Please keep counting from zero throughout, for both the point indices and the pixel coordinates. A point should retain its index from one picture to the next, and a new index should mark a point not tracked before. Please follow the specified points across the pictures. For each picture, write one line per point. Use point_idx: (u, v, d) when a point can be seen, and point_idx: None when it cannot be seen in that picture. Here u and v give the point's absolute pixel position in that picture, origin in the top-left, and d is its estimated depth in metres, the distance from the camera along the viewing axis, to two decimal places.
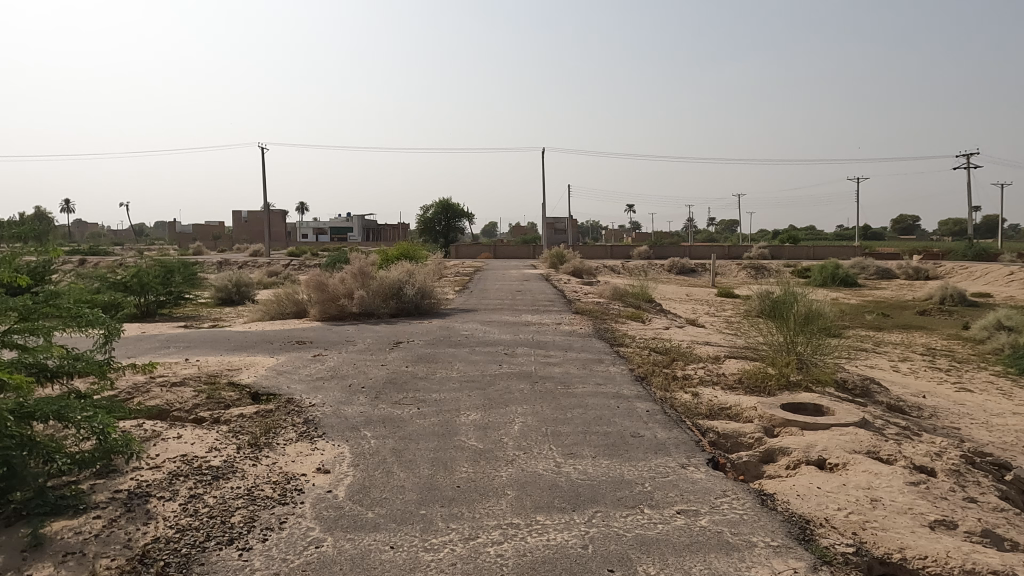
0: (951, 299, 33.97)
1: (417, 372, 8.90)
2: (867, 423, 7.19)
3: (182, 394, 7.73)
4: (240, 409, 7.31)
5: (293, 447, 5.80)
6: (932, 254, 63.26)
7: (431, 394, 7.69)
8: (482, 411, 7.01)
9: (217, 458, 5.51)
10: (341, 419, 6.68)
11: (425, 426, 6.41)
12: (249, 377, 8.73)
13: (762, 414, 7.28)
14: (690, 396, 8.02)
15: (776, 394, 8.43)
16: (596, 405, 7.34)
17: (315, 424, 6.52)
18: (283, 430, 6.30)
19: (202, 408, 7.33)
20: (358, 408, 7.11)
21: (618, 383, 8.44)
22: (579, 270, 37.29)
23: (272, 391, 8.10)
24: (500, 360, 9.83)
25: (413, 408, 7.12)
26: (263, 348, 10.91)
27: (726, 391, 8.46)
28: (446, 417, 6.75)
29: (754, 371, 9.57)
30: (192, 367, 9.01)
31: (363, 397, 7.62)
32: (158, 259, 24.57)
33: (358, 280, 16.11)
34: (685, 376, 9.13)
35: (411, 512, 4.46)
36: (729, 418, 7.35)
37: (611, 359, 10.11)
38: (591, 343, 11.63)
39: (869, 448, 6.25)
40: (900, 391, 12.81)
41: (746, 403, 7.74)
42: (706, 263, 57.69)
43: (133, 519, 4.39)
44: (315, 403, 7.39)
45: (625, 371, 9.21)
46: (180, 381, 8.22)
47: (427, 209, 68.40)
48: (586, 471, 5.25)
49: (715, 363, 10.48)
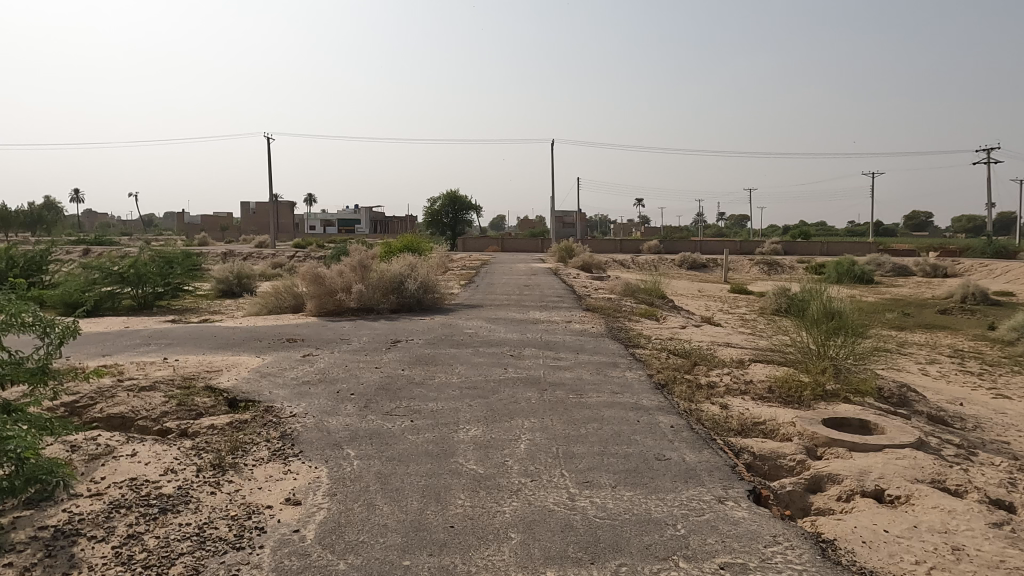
0: (972, 298, 32.87)
1: (414, 377, 8.05)
2: (924, 444, 6.28)
3: (150, 401, 6.94)
4: (212, 419, 6.49)
5: (262, 470, 4.98)
6: (950, 250, 61.68)
7: (427, 404, 6.85)
8: (483, 425, 6.16)
9: (171, 483, 4.69)
10: (323, 434, 5.85)
11: (417, 445, 5.56)
12: (228, 380, 7.92)
13: (802, 431, 6.40)
14: (717, 408, 7.15)
15: (813, 406, 7.55)
16: (612, 419, 6.47)
17: (291, 439, 5.69)
18: (253, 447, 5.47)
19: (170, 418, 6.53)
20: (342, 421, 6.27)
21: (635, 392, 7.57)
22: (587, 265, 36.53)
23: (251, 397, 7.29)
24: (505, 363, 8.98)
25: (406, 420, 6.29)
26: (251, 347, 10.14)
27: (758, 401, 7.58)
28: (442, 433, 5.91)
29: (784, 377, 8.67)
30: (167, 368, 8.21)
31: (350, 406, 6.79)
32: (158, 250, 24.23)
33: (357, 273, 15.31)
34: (710, 384, 8.24)
35: (391, 563, 3.62)
36: (764, 435, 6.47)
37: (627, 363, 9.24)
38: (604, 344, 10.77)
39: (933, 477, 5.36)
40: (936, 398, 11.90)
41: (783, 417, 6.86)
42: (718, 258, 56.62)
43: (52, 568, 3.56)
44: (297, 412, 6.57)
45: (643, 378, 8.34)
46: (152, 384, 7.44)
47: (435, 201, 67.71)
48: (605, 507, 4.39)
49: (740, 368, 9.59)
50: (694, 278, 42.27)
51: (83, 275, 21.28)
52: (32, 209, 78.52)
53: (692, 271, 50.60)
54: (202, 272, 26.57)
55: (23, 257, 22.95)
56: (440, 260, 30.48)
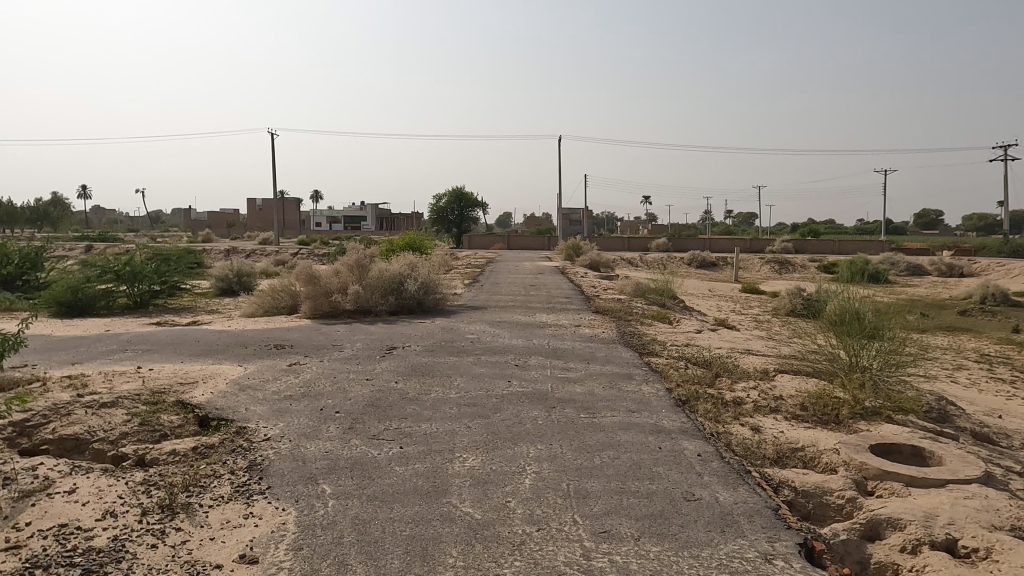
0: (992, 299, 31.85)
1: (408, 392, 7.26)
2: (992, 478, 5.45)
3: (110, 419, 6.18)
4: (176, 442, 5.73)
5: (219, 514, 4.21)
6: (965, 249, 60.35)
7: (420, 425, 6.06)
8: (482, 453, 5.37)
9: (105, 533, 3.91)
10: (298, 464, 5.07)
11: (405, 480, 4.76)
12: (202, 394, 7.17)
13: (848, 461, 5.59)
14: (748, 430, 6.33)
15: (853, 427, 6.74)
16: (631, 445, 5.67)
17: (261, 471, 4.92)
18: (214, 481, 4.70)
19: (129, 441, 5.76)
20: (322, 447, 5.50)
21: (654, 411, 6.75)
22: (595, 263, 35.62)
23: (224, 415, 6.52)
24: (508, 374, 8.19)
25: (395, 446, 5.50)
26: (234, 354, 9.39)
27: (791, 422, 6.77)
28: (434, 463, 5.11)
29: (817, 392, 7.83)
30: (136, 380, 7.46)
31: (333, 427, 6.01)
32: (154, 248, 23.49)
33: (354, 273, 14.54)
34: (737, 401, 7.42)
35: None
36: (803, 465, 5.66)
37: (642, 375, 8.42)
38: (617, 352, 9.96)
39: (1013, 522, 4.54)
40: (974, 410, 10.99)
41: (823, 443, 6.03)
42: (728, 257, 55.52)
43: None
44: (271, 436, 5.79)
45: (662, 393, 7.52)
46: (114, 399, 6.67)
47: (439, 198, 66.85)
48: (628, 569, 3.59)
49: (766, 380, 8.75)
50: (705, 278, 41.23)
51: (78, 272, 20.58)
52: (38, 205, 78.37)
53: (702, 269, 49.65)
54: (200, 270, 25.86)
55: (18, 253, 22.29)
56: (444, 258, 29.62)
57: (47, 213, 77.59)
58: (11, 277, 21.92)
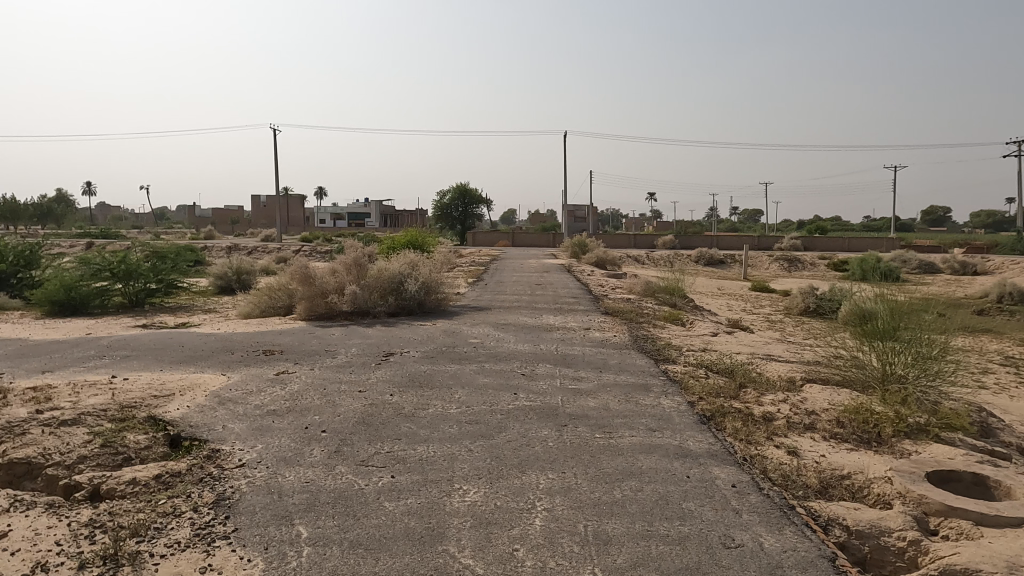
0: (1010, 297, 30.92)
1: (404, 407, 6.57)
2: None
3: (67, 440, 5.51)
4: (138, 468, 5.05)
5: (171, 566, 3.52)
6: (977, 245, 59.25)
7: (415, 449, 5.36)
8: (485, 484, 4.66)
9: None
10: (272, 499, 4.38)
11: (395, 521, 4.06)
12: (177, 408, 6.50)
13: (905, 493, 4.88)
14: (784, 453, 5.63)
15: (901, 449, 6.03)
16: (654, 473, 4.97)
17: (229, 508, 4.23)
18: (172, 523, 4.00)
19: (87, 467, 5.10)
20: (302, 475, 4.81)
21: (677, 430, 6.05)
22: (601, 261, 34.88)
23: (198, 434, 5.84)
24: (514, 385, 7.49)
25: (387, 475, 4.81)
26: (219, 360, 8.73)
27: (830, 443, 6.06)
28: (429, 498, 4.41)
29: (854, 407, 7.09)
30: (106, 393, 6.79)
31: (317, 450, 5.33)
32: (151, 245, 22.85)
33: (352, 272, 13.91)
34: (767, 417, 6.71)
35: None
36: (851, 496, 4.96)
37: (660, 386, 7.71)
38: (631, 358, 9.28)
39: None
40: (1014, 420, 10.22)
41: (873, 470, 5.32)
42: (736, 255, 54.60)
43: None
44: (247, 462, 5.10)
45: (685, 408, 6.82)
46: (76, 416, 6.00)
47: (443, 195, 66.20)
48: None
49: (795, 391, 8.05)
50: (714, 276, 40.42)
51: (71, 270, 19.90)
52: (41, 203, 78.00)
53: (710, 267, 48.84)
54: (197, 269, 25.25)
55: (11, 250, 21.66)
56: (447, 257, 28.87)
57: (51, 209, 77.46)
58: (4, 275, 21.31)
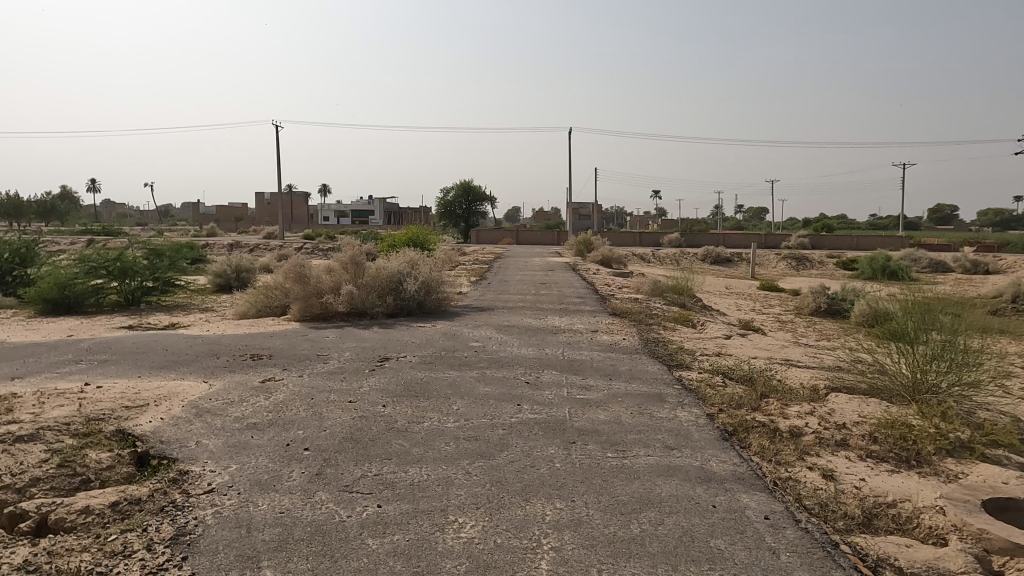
0: None
1: (396, 420, 6.00)
2: None
3: (20, 459, 4.96)
4: (94, 493, 4.49)
5: None
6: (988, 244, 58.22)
7: (405, 472, 4.78)
8: (483, 517, 4.08)
9: None
10: (239, 535, 3.81)
11: (377, 566, 3.48)
12: (149, 421, 5.95)
13: (962, 526, 4.28)
14: (819, 476, 5.04)
15: (947, 471, 5.42)
16: (675, 502, 4.38)
17: (187, 547, 3.67)
18: (117, 568, 3.43)
19: (38, 492, 4.55)
20: (275, 504, 4.23)
21: (698, 448, 5.46)
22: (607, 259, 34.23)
23: (168, 451, 5.27)
24: (517, 395, 6.90)
25: (371, 505, 4.23)
26: (202, 366, 8.19)
27: (868, 463, 5.47)
28: (418, 535, 3.82)
29: (888, 420, 6.48)
30: (73, 403, 6.25)
31: (296, 473, 4.76)
32: (148, 243, 22.30)
33: (348, 271, 13.34)
34: (794, 432, 6.11)
35: None
36: (899, 528, 4.38)
37: (676, 397, 7.11)
38: (642, 364, 8.69)
39: None
40: None
41: (920, 497, 4.73)
42: (744, 253, 53.77)
43: None
44: (217, 487, 4.53)
45: (704, 422, 6.22)
46: (35, 431, 5.45)
47: (444, 194, 65.61)
48: None
49: (820, 402, 7.44)
50: (722, 275, 39.65)
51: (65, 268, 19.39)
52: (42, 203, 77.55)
53: (718, 266, 48.11)
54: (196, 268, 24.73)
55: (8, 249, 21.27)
56: (450, 256, 28.33)
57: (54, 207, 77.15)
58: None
